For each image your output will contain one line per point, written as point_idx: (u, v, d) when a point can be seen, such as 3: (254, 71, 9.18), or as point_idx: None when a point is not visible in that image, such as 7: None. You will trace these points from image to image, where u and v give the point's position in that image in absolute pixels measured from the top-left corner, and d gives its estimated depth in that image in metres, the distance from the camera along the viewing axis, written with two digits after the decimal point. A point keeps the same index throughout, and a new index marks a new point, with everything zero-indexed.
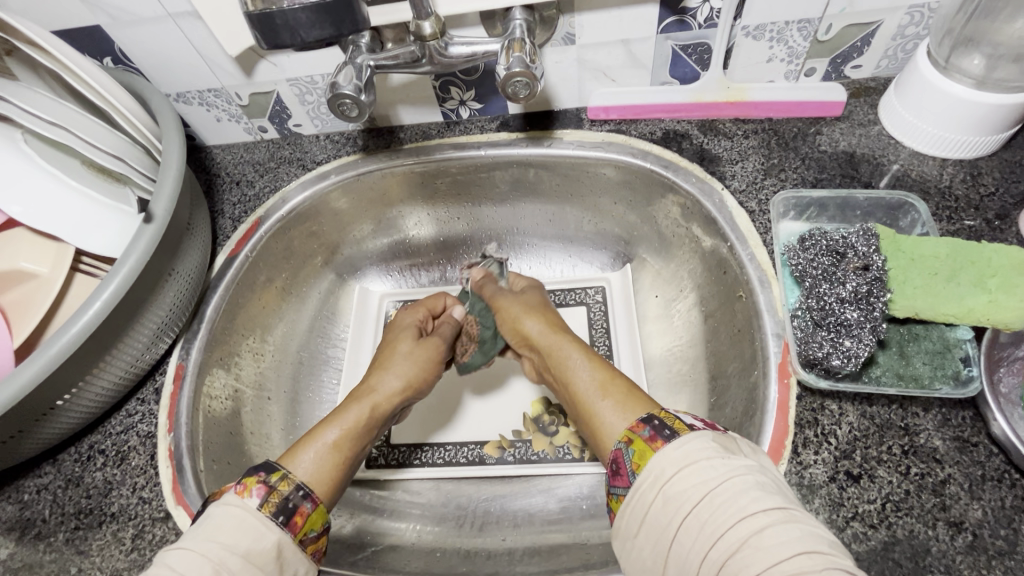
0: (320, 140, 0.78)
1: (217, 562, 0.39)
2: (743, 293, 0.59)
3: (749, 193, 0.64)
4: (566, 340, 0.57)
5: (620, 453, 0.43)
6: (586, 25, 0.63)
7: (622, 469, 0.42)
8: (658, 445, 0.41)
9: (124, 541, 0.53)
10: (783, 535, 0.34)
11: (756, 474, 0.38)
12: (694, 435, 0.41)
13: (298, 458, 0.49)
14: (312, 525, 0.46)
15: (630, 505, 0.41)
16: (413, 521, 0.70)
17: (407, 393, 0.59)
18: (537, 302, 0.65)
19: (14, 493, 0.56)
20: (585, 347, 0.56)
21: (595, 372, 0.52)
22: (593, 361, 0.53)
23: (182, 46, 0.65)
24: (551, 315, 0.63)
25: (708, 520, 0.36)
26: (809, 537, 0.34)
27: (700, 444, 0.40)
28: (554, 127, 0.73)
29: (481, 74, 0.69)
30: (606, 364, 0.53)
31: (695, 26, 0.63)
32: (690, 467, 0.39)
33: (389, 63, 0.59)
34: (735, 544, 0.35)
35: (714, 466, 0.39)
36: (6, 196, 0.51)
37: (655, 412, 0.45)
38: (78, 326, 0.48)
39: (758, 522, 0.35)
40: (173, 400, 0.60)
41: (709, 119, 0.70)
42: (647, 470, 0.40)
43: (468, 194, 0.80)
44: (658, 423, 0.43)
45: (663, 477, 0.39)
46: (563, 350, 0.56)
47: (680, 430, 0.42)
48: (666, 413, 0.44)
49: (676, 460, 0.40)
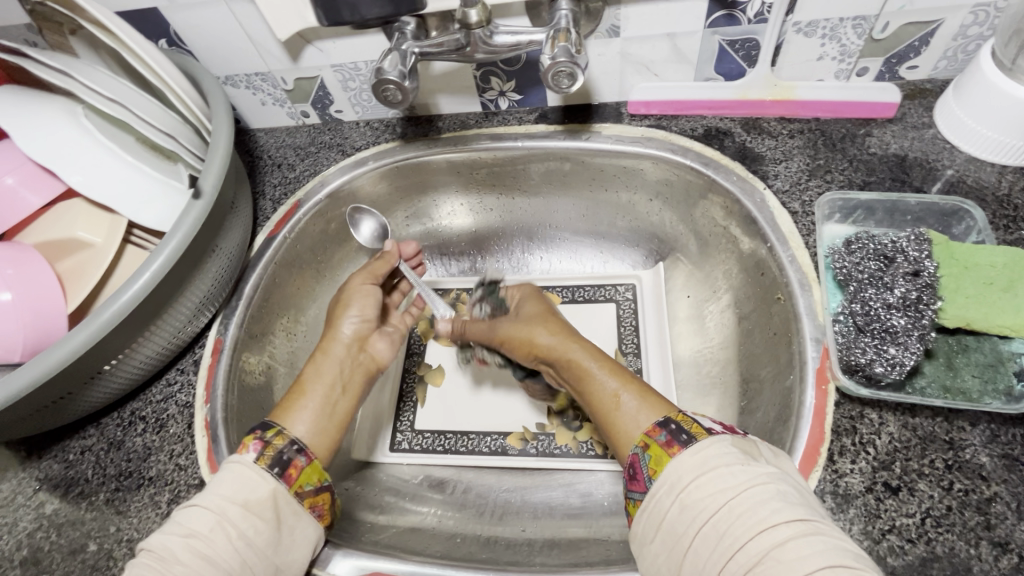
0: (360, 126, 0.79)
1: (220, 513, 0.46)
2: (780, 296, 0.58)
3: (793, 193, 0.62)
4: (581, 347, 0.55)
5: (637, 458, 0.45)
6: (631, 17, 0.62)
7: (638, 475, 0.45)
8: (675, 449, 0.43)
9: (161, 505, 0.54)
10: (806, 548, 0.35)
11: (778, 482, 0.39)
12: (712, 440, 0.43)
13: (291, 415, 0.55)
14: (307, 479, 0.52)
15: (645, 512, 0.43)
16: (434, 506, 0.70)
17: (365, 316, 0.64)
18: (535, 310, 0.62)
19: (60, 452, 0.59)
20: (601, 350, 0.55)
21: (613, 375, 0.52)
22: (613, 367, 0.52)
23: (233, 29, 0.67)
24: (553, 323, 0.59)
25: (727, 529, 0.38)
26: (834, 549, 0.35)
27: (719, 450, 0.42)
28: (592, 121, 0.73)
29: (523, 65, 0.69)
30: (622, 366, 0.53)
31: (744, 21, 0.61)
32: (704, 476, 0.41)
33: (433, 50, 0.59)
34: (755, 558, 0.36)
35: (732, 473, 0.40)
36: (66, 166, 0.51)
37: (673, 416, 0.46)
38: (120, 302, 0.49)
39: (779, 533, 0.36)
40: (210, 371, 0.62)
41: (753, 117, 0.69)
42: (662, 475, 0.42)
43: (502, 185, 0.81)
44: (674, 428, 0.45)
45: (679, 486, 0.41)
46: (577, 358, 0.54)
47: (697, 435, 0.43)
48: (684, 417, 0.46)
49: (693, 467, 0.42)
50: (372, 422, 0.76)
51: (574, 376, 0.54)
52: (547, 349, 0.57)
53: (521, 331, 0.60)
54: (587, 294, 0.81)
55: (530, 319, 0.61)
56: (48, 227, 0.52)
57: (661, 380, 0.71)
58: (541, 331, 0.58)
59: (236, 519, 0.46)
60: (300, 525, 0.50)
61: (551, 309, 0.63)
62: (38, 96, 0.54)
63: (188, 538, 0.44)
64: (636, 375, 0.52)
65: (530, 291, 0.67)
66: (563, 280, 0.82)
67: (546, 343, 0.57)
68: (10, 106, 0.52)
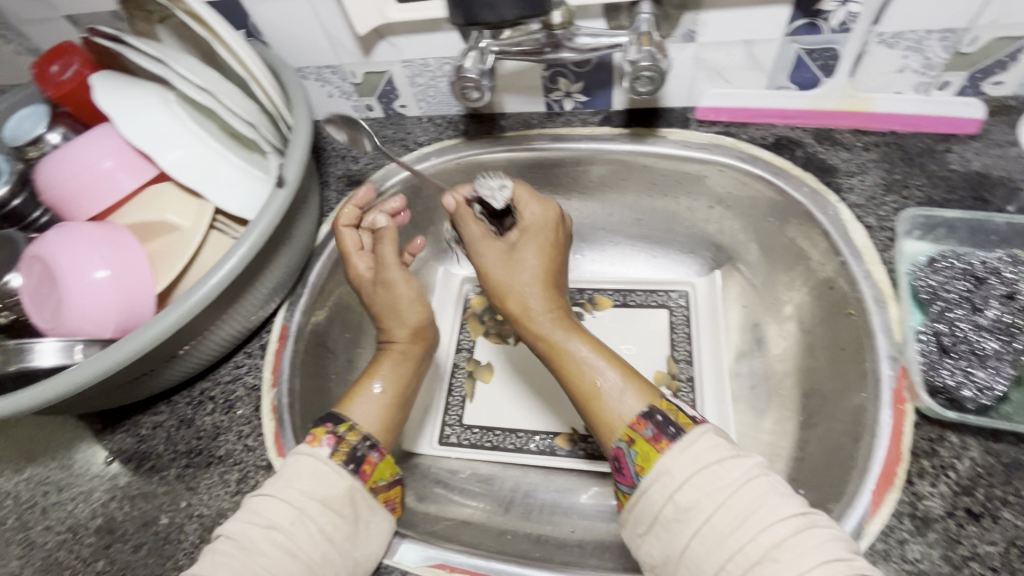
0: (422, 122, 0.80)
1: (299, 507, 0.49)
2: (851, 311, 0.57)
3: (868, 208, 0.61)
4: (549, 318, 0.56)
5: (622, 452, 0.46)
6: (710, 23, 0.62)
7: (626, 469, 0.46)
8: (664, 445, 0.45)
9: (230, 483, 0.56)
10: (802, 544, 0.39)
11: (766, 476, 0.42)
12: (699, 431, 0.45)
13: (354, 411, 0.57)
14: (381, 475, 0.55)
15: (636, 505, 0.45)
16: (482, 501, 0.71)
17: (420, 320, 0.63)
18: (530, 257, 0.59)
19: (133, 426, 0.61)
20: (574, 326, 0.56)
21: (593, 356, 0.52)
22: (586, 344, 0.53)
23: (311, 23, 0.68)
24: (540, 277, 0.58)
25: (725, 530, 0.40)
26: (827, 541, 0.39)
27: (707, 444, 0.44)
28: (658, 125, 0.72)
29: (592, 67, 0.69)
30: (599, 345, 0.54)
31: (826, 30, 0.60)
32: (699, 474, 0.43)
33: (511, 49, 0.59)
34: (755, 556, 0.39)
35: (724, 468, 0.43)
36: (165, 150, 0.54)
37: (657, 404, 0.48)
38: (205, 289, 0.50)
39: (776, 532, 0.39)
40: (277, 356, 0.63)
41: (826, 129, 0.68)
42: (652, 471, 0.44)
43: (560, 185, 0.81)
44: (661, 420, 0.46)
45: (672, 482, 0.43)
46: (552, 335, 0.55)
47: (684, 426, 0.46)
48: (668, 405, 0.47)
49: (686, 465, 0.43)
50: (421, 414, 0.77)
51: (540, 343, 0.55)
52: (531, 307, 0.56)
53: (507, 275, 0.58)
54: (639, 299, 0.81)
55: (528, 271, 0.58)
56: (140, 209, 0.54)
57: (716, 390, 0.71)
58: (522, 281, 0.57)
59: (316, 513, 0.49)
60: (375, 517, 0.53)
61: (547, 252, 0.60)
62: (133, 83, 0.56)
63: (270, 530, 0.47)
64: (613, 353, 0.53)
65: (540, 219, 0.61)
66: (616, 283, 0.82)
67: (527, 304, 0.56)
68: (108, 92, 0.55)
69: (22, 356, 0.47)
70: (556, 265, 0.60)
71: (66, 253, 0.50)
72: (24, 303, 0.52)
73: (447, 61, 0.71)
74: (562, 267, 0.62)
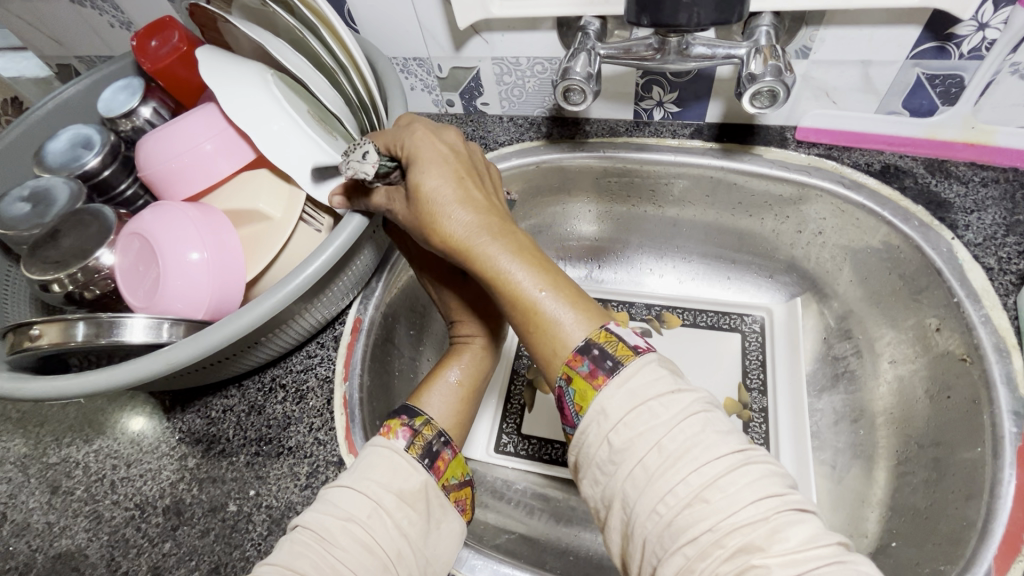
0: (503, 121, 0.77)
1: (377, 500, 0.46)
2: (967, 358, 0.53)
3: (987, 247, 0.57)
4: (491, 233, 0.45)
5: (562, 391, 0.41)
6: (829, 40, 0.58)
7: (567, 409, 0.41)
8: (600, 381, 0.39)
9: (300, 476, 0.55)
10: (737, 481, 0.35)
11: (709, 411, 0.38)
12: (638, 363, 0.39)
13: (431, 404, 0.56)
14: (452, 473, 0.52)
15: (577, 447, 0.40)
16: (539, 514, 0.69)
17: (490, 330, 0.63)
18: (443, 177, 0.47)
19: (203, 407, 0.60)
20: (512, 234, 0.46)
21: (529, 273, 0.44)
22: (521, 255, 0.44)
23: (405, 12, 0.67)
24: (458, 194, 0.46)
25: (658, 470, 0.36)
26: (765, 479, 0.35)
27: (647, 377, 0.39)
28: (754, 142, 0.68)
29: (692, 76, 0.65)
30: (536, 253, 0.45)
31: (955, 56, 0.57)
32: (633, 412, 0.38)
33: (617, 54, 0.57)
34: (687, 498, 0.35)
35: (662, 404, 0.38)
36: (258, 132, 0.53)
37: (596, 335, 0.41)
38: (295, 283, 0.49)
39: (709, 472, 0.35)
40: (349, 350, 0.62)
41: (938, 159, 0.64)
42: (590, 410, 0.39)
43: (637, 197, 0.76)
44: (597, 354, 0.40)
45: (607, 421, 0.38)
46: (486, 250, 0.45)
47: (622, 359, 0.40)
48: (608, 336, 0.41)
49: (622, 401, 0.38)
50: (478, 419, 0.75)
51: (488, 276, 0.45)
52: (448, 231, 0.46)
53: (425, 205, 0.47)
54: (710, 321, 0.77)
55: (437, 191, 0.46)
56: (239, 194, 0.55)
57: (794, 425, 0.67)
58: (446, 197, 0.46)
59: (393, 508, 0.46)
60: (447, 519, 0.50)
61: (463, 165, 0.49)
62: (240, 60, 0.57)
63: (347, 522, 0.45)
64: (553, 266, 0.45)
65: (435, 143, 0.49)
66: (687, 302, 0.79)
67: (456, 227, 0.45)
68: (214, 68, 0.55)
69: (110, 330, 0.46)
70: (470, 177, 0.48)
71: (170, 235, 0.51)
72: (119, 278, 0.54)
73: (539, 62, 0.69)
74: (479, 168, 0.51)
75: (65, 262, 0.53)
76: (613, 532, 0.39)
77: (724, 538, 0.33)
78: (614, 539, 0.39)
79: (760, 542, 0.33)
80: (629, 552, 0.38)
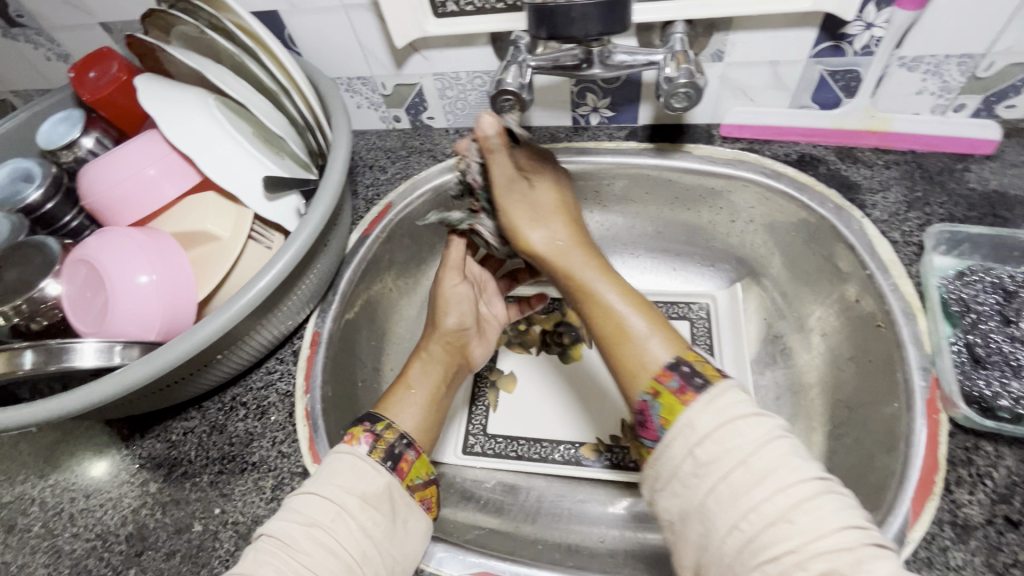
0: (449, 134, 0.81)
1: (340, 503, 0.47)
2: (881, 323, 0.59)
3: (892, 223, 0.63)
4: (580, 255, 0.56)
5: (646, 405, 0.46)
6: (738, 44, 0.64)
7: (650, 422, 0.45)
8: (688, 397, 0.44)
9: (265, 490, 0.55)
10: (823, 506, 0.38)
11: (791, 438, 0.41)
12: (725, 384, 0.44)
13: (400, 415, 0.58)
14: (416, 473, 0.54)
15: (658, 460, 0.44)
16: (506, 510, 0.70)
17: (467, 322, 0.66)
18: (551, 203, 0.59)
19: (162, 432, 0.60)
20: (604, 265, 0.55)
21: (620, 294, 0.52)
22: (615, 284, 0.53)
23: (346, 35, 0.69)
24: (562, 219, 0.58)
25: (743, 487, 0.39)
26: (850, 509, 0.38)
27: (730, 399, 0.43)
28: (684, 141, 0.73)
29: (621, 83, 0.70)
30: (631, 290, 0.53)
31: (850, 53, 0.63)
32: (721, 430, 0.42)
33: (547, 64, 0.61)
34: (771, 517, 0.38)
35: (747, 425, 0.42)
36: (204, 155, 0.54)
37: (683, 355, 0.47)
38: (246, 298, 0.51)
39: (794, 494, 0.38)
40: (309, 363, 0.63)
41: (847, 146, 0.70)
42: (677, 423, 0.43)
43: (582, 199, 0.80)
44: (687, 371, 0.45)
45: (695, 434, 0.42)
46: (579, 268, 0.55)
47: (710, 378, 0.45)
48: (694, 356, 0.47)
49: (710, 416, 0.42)
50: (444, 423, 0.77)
51: (573, 279, 0.55)
52: (548, 241, 0.57)
53: (527, 217, 0.58)
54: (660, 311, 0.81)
55: (539, 206, 0.58)
56: (184, 217, 0.56)
57: None
58: (547, 218, 0.58)
59: (357, 510, 0.47)
60: (412, 518, 0.52)
61: (563, 203, 0.60)
62: (180, 87, 0.58)
63: (311, 527, 0.46)
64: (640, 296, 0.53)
65: (548, 176, 0.61)
66: None
67: (552, 238, 0.57)
68: (153, 95, 0.56)
69: (61, 356, 0.46)
70: (575, 214, 0.60)
71: (117, 261, 0.52)
72: (65, 307, 0.54)
73: (478, 75, 0.72)
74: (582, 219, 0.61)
75: (7, 295, 0.53)
76: (688, 547, 0.42)
77: (808, 561, 0.36)
78: (687, 554, 0.42)
79: (844, 568, 0.35)
80: (703, 566, 0.41)
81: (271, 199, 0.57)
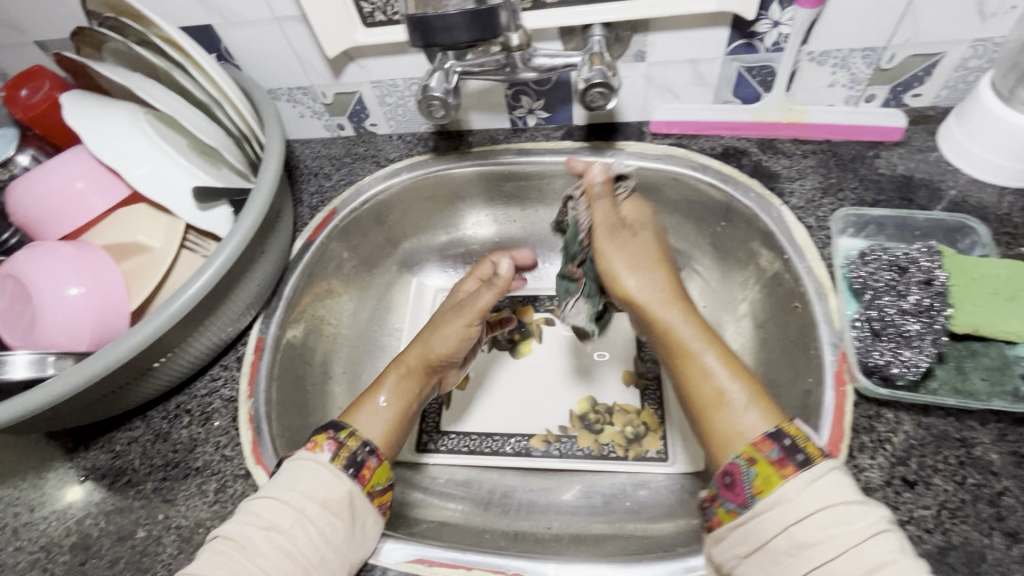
0: (393, 139, 0.83)
1: (301, 509, 0.49)
2: (799, 304, 0.62)
3: (807, 210, 0.66)
4: (677, 310, 0.53)
5: (739, 469, 0.45)
6: (657, 44, 0.67)
7: (739, 486, 0.44)
8: (789, 470, 0.43)
9: (208, 493, 0.56)
10: None
11: (896, 531, 0.40)
12: (828, 466, 0.43)
13: (367, 424, 0.59)
14: (378, 480, 0.55)
15: (745, 528, 0.43)
16: (458, 503, 0.72)
17: (456, 356, 0.66)
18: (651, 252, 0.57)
19: (106, 443, 0.61)
20: (705, 326, 0.53)
21: (720, 360, 0.50)
22: (716, 348, 0.51)
23: (282, 47, 0.71)
24: (661, 271, 0.56)
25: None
26: None
27: (834, 482, 0.42)
28: (616, 139, 0.76)
29: (552, 84, 0.73)
30: (735, 359, 0.51)
31: (762, 49, 0.66)
32: (824, 512, 0.40)
33: (475, 69, 0.64)
34: None
35: (854, 512, 0.40)
36: (134, 169, 0.56)
37: (785, 427, 0.46)
38: (177, 305, 0.52)
39: None
40: (253, 368, 0.64)
41: (770, 138, 0.73)
42: (771, 495, 0.42)
43: (525, 198, 0.83)
44: (789, 445, 0.44)
45: (793, 511, 0.41)
46: (678, 326, 0.52)
47: (813, 457, 0.43)
48: (797, 431, 0.45)
49: (812, 497, 0.41)
50: None
51: (663, 330, 0.53)
52: (644, 292, 0.54)
53: (624, 263, 0.56)
54: None
55: (636, 253, 0.56)
56: (114, 230, 0.57)
57: None
58: (641, 264, 0.56)
59: (316, 517, 0.49)
60: (369, 521, 0.53)
61: (659, 255, 0.57)
62: (110, 103, 0.59)
63: (269, 531, 0.47)
64: (743, 364, 0.51)
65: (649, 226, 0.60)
66: None
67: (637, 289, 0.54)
68: (82, 112, 0.57)
69: None
70: (672, 264, 0.58)
71: (47, 275, 0.53)
72: None
73: (414, 82, 0.74)
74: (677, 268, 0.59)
75: None
76: None
77: None
78: None
79: None
80: None
81: (203, 208, 0.58)
